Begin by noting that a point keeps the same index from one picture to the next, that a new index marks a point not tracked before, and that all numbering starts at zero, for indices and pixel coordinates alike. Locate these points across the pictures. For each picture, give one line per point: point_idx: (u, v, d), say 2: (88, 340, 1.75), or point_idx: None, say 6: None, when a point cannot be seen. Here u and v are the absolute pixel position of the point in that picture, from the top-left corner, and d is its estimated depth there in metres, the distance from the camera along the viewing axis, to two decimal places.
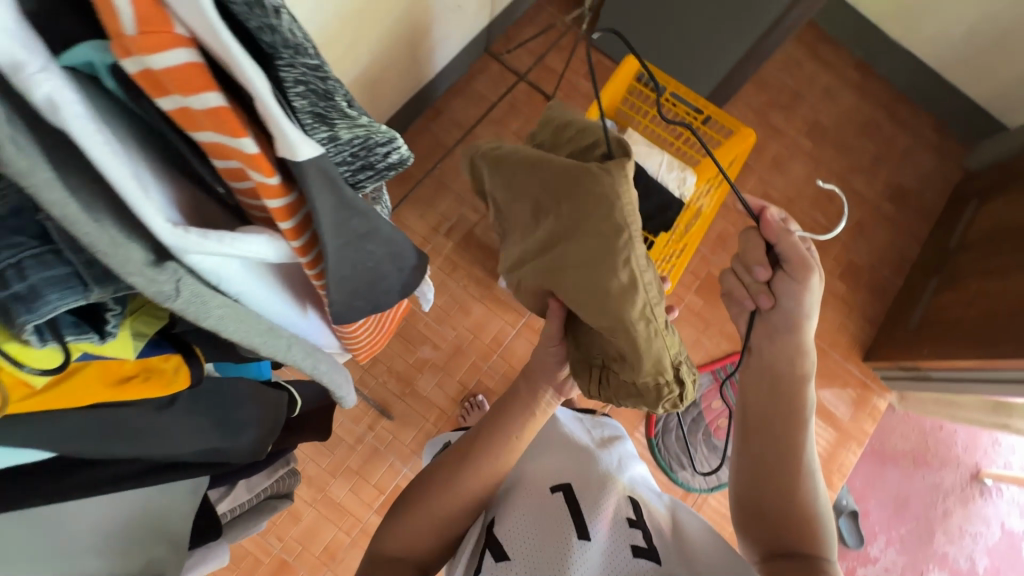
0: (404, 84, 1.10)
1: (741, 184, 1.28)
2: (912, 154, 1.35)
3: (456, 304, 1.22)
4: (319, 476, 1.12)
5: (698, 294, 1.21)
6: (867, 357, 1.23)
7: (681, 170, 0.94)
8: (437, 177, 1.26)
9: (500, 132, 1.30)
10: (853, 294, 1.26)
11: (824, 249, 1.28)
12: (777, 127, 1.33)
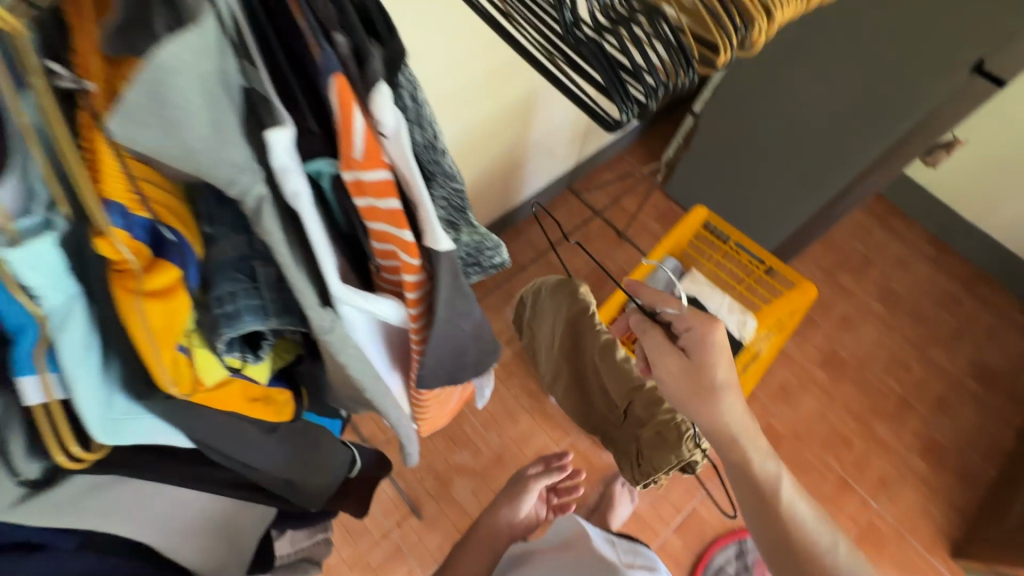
0: (495, 207, 1.25)
1: (807, 338, 1.28)
2: (997, 334, 1.30)
3: (503, 412, 1.25)
4: (336, 567, 1.09)
5: None
6: (956, 554, 1.08)
7: (742, 313, 0.97)
8: (508, 288, 1.36)
9: (572, 257, 1.41)
10: (935, 475, 1.16)
11: (899, 419, 1.21)
12: (846, 287, 1.34)
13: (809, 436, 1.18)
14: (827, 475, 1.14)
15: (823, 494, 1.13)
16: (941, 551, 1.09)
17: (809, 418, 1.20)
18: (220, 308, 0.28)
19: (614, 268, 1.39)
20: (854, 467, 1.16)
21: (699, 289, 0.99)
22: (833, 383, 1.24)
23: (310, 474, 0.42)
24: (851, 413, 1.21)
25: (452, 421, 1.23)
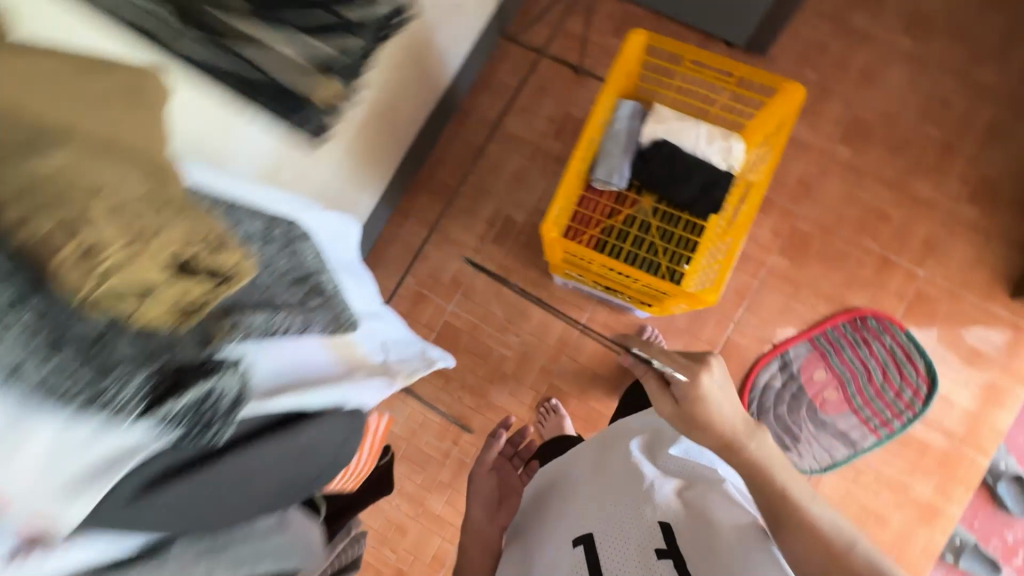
0: (423, 100, 1.38)
1: (812, 179, 1.43)
2: (972, 116, 1.41)
3: (513, 309, 1.51)
4: (418, 491, 1.48)
5: (784, 255, 1.42)
6: (1014, 297, 1.35)
7: (724, 140, 0.95)
8: (474, 185, 1.55)
9: (530, 119, 1.55)
10: (942, 268, 1.37)
11: (927, 193, 1.39)
12: (820, 106, 1.44)
13: (837, 226, 1.41)
14: (865, 261, 1.40)
15: (861, 281, 1.39)
16: (1000, 297, 1.36)
17: (833, 203, 1.42)
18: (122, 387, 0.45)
19: (555, 148, 1.53)
20: (890, 244, 1.39)
21: (667, 129, 0.96)
22: (844, 203, 1.41)
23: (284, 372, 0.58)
24: (873, 209, 1.41)
25: (469, 334, 1.51)
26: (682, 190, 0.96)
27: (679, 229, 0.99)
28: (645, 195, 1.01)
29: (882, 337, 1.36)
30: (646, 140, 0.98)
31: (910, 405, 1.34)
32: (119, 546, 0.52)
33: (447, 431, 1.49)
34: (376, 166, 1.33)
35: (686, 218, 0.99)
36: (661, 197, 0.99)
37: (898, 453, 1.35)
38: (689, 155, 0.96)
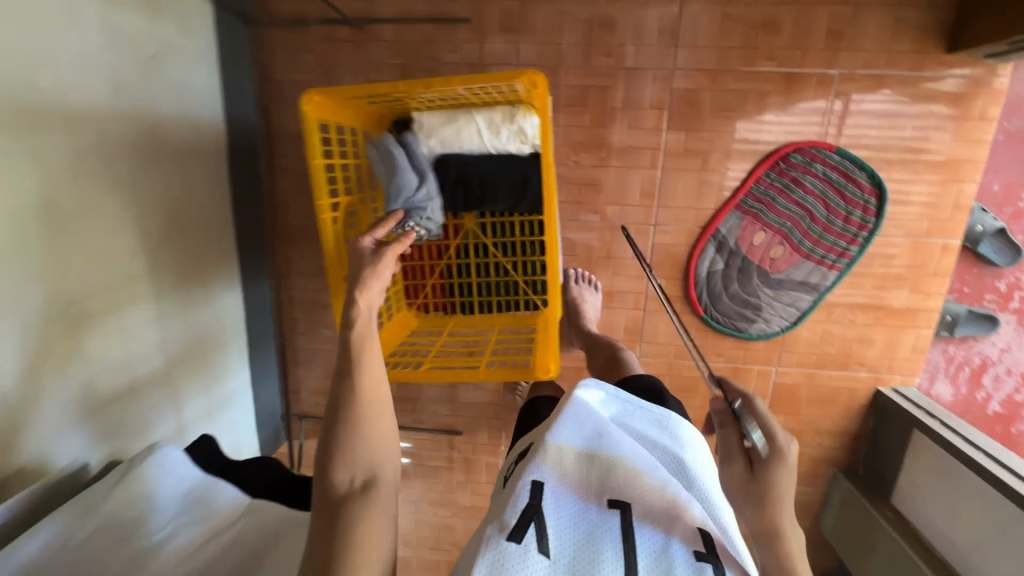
0: (207, 175, 1.16)
1: (675, 16, 1.13)
2: None
3: None
4: (445, 495, 1.58)
5: (677, 128, 1.20)
6: (952, 49, 1.10)
7: (510, 122, 0.74)
8: None
9: None
10: (861, 54, 1.12)
11: None
12: None
13: (724, 64, 1.15)
14: (766, 91, 1.16)
15: (772, 116, 1.17)
16: (937, 55, 1.11)
17: (710, 37, 1.14)
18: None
19: None
20: (792, 56, 1.13)
21: (442, 141, 0.76)
22: (722, 28, 1.13)
23: None
24: (760, 21, 1.12)
25: None
26: (493, 203, 0.78)
27: (517, 236, 0.84)
28: (466, 215, 0.84)
29: (812, 167, 1.18)
30: (427, 162, 0.78)
31: (862, 225, 1.21)
32: None
33: (440, 441, 1.53)
34: (207, 273, 1.18)
35: (519, 222, 0.83)
36: (480, 211, 0.82)
37: (865, 277, 1.26)
38: (482, 158, 0.77)
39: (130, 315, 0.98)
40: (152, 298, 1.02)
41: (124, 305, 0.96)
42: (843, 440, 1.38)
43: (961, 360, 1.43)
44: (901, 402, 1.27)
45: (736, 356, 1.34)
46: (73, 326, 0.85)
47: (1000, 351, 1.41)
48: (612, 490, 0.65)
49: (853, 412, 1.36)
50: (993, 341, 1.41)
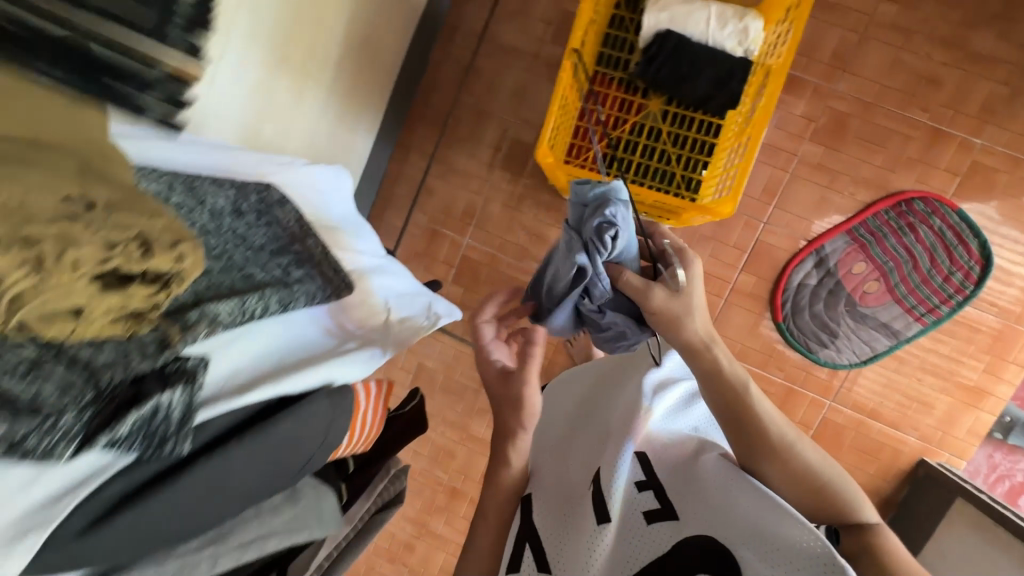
0: (399, 24, 1.26)
1: (850, 44, 1.25)
2: None
3: (529, 235, 1.47)
4: (460, 418, 1.56)
5: (816, 142, 1.29)
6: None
7: (739, 19, 0.82)
8: (472, 107, 1.45)
9: (524, 23, 1.40)
10: (1006, 133, 1.22)
11: (991, 44, 1.20)
12: None
13: (879, 100, 1.25)
14: (910, 136, 1.25)
15: (908, 160, 1.26)
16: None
17: (875, 73, 1.25)
18: (61, 423, 0.44)
19: (554, 51, 1.39)
20: (943, 113, 1.23)
21: (670, 17, 0.84)
22: (889, 68, 1.24)
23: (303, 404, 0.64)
24: (924, 74, 1.23)
25: (490, 266, 1.50)
26: (692, 88, 0.86)
27: (692, 131, 0.90)
28: (652, 99, 0.91)
29: (929, 219, 1.25)
30: (648, 34, 0.86)
31: (960, 289, 1.26)
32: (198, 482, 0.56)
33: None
34: (361, 106, 1.26)
35: (700, 119, 0.90)
36: (670, 97, 0.89)
37: (944, 340, 1.30)
38: (698, 44, 0.84)
39: (306, 89, 1.04)
40: (324, 90, 1.09)
41: (308, 79, 1.03)
42: (872, 500, 1.35)
43: (1004, 470, 1.40)
44: (947, 474, 1.26)
45: (797, 375, 1.36)
46: (275, 60, 0.92)
47: None
48: (633, 536, 0.71)
49: (890, 473, 1.34)
50: None
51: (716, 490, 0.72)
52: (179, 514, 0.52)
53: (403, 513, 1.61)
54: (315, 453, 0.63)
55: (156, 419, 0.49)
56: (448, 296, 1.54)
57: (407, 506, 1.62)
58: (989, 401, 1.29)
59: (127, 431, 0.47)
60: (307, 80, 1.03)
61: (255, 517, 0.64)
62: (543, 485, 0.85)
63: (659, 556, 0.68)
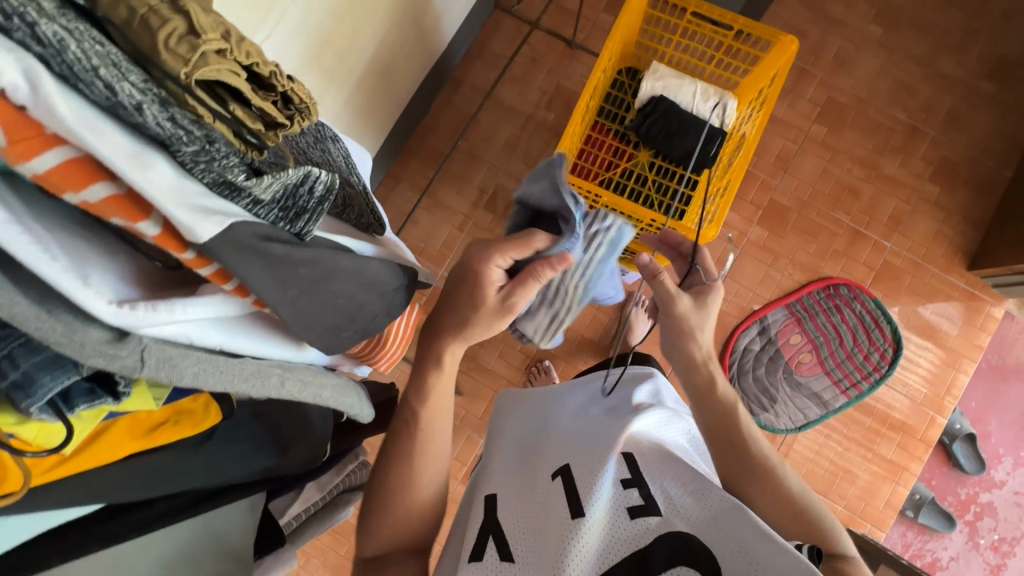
0: (417, 65, 1.39)
1: (791, 152, 1.51)
2: (935, 101, 1.51)
3: None
4: None
5: (762, 227, 1.49)
6: (971, 269, 1.45)
7: (719, 97, 0.99)
8: (466, 151, 1.57)
9: (523, 88, 1.58)
10: (909, 240, 1.47)
11: (895, 169, 1.49)
12: (796, 88, 1.53)
13: (813, 200, 1.49)
14: (837, 232, 1.48)
15: (835, 252, 1.48)
16: (959, 269, 1.47)
17: (809, 178, 1.50)
18: (223, 158, 0.38)
19: (547, 116, 1.57)
20: (862, 218, 1.48)
21: (665, 85, 1.00)
22: (820, 175, 1.50)
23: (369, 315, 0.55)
24: (846, 184, 1.49)
25: None
26: (677, 144, 0.99)
27: (673, 182, 1.03)
28: (642, 151, 1.05)
29: (852, 303, 1.45)
30: (645, 97, 1.01)
31: (877, 367, 1.43)
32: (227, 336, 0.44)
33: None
34: (370, 126, 1.33)
35: (681, 173, 1.02)
36: (657, 151, 1.03)
37: (865, 414, 1.44)
38: (686, 111, 0.99)
39: (328, 92, 1.09)
40: (343, 99, 1.15)
41: (332, 83, 1.08)
42: None
43: (916, 549, 1.49)
44: (872, 544, 1.33)
45: None
46: (314, 52, 0.98)
47: (949, 557, 1.49)
48: (619, 538, 0.62)
49: None
50: (947, 543, 1.50)
51: (703, 491, 0.65)
52: (292, 305, 0.44)
53: (322, 560, 1.44)
54: (380, 315, 0.56)
55: (296, 189, 0.44)
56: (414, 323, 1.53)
57: (328, 554, 1.45)
58: (904, 475, 1.42)
59: (268, 199, 0.42)
60: (332, 85, 1.08)
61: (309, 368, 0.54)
62: (510, 483, 0.77)
63: (636, 549, 0.61)
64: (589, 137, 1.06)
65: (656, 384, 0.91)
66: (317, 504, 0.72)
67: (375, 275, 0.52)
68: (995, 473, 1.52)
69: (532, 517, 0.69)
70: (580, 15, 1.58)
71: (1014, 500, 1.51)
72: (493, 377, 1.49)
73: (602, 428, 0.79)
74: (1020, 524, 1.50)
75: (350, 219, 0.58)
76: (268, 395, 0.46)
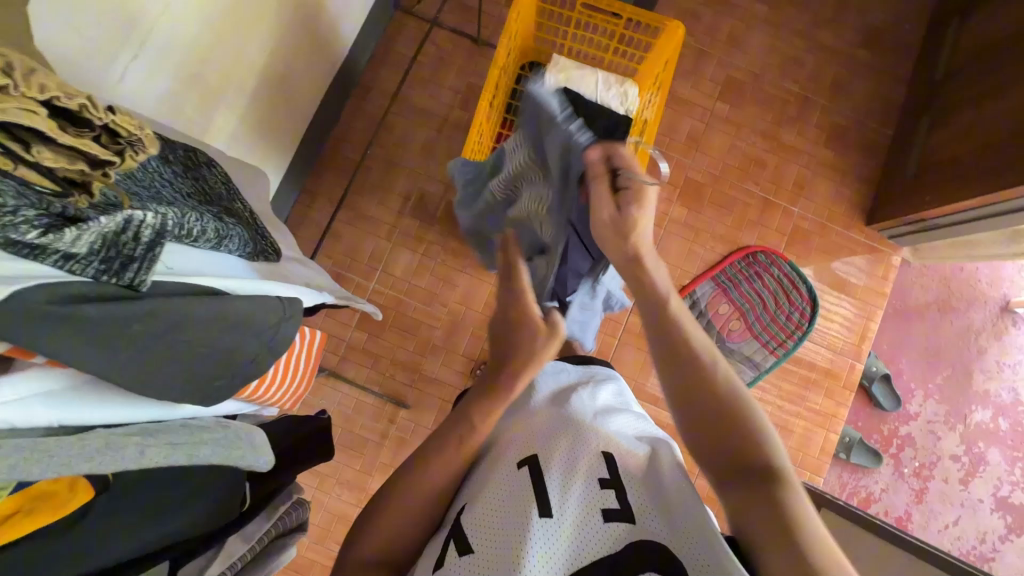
0: (317, 74, 1.33)
1: (699, 128, 1.57)
2: (820, 71, 1.62)
3: (437, 279, 1.49)
4: (356, 478, 1.41)
5: (681, 204, 1.55)
6: (869, 224, 1.57)
7: (620, 85, 1.01)
8: (383, 157, 1.52)
9: (433, 89, 1.55)
10: (814, 202, 1.58)
11: (793, 137, 1.59)
12: (698, 66, 1.59)
13: (724, 173, 1.56)
14: (750, 202, 1.56)
15: (750, 220, 1.56)
16: (858, 225, 1.59)
17: (718, 152, 1.57)
18: (11, 216, 0.38)
19: (462, 113, 1.54)
20: (769, 187, 1.57)
21: (567, 77, 1.00)
22: (729, 148, 1.57)
23: (248, 362, 0.56)
24: (752, 155, 1.57)
25: (395, 310, 1.48)
26: None
27: None
28: None
29: (771, 267, 1.53)
30: (549, 90, 1.01)
31: (798, 325, 1.53)
32: (52, 412, 0.43)
33: (382, 410, 1.44)
34: (274, 141, 1.26)
35: None
36: None
37: (793, 370, 1.53)
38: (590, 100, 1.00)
39: (218, 111, 1.02)
40: (237, 116, 1.08)
41: (221, 101, 1.01)
42: None
43: (851, 487, 1.61)
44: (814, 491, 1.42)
45: None
46: (193, 69, 0.91)
47: (881, 490, 1.62)
48: (580, 534, 0.62)
49: None
50: (877, 477, 1.63)
51: (682, 498, 0.66)
52: (126, 369, 0.44)
53: None
54: (261, 355, 0.57)
55: (118, 238, 0.45)
56: (350, 341, 1.47)
57: None
58: (835, 421, 1.52)
59: (84, 252, 0.43)
60: (222, 102, 1.02)
61: (185, 425, 0.53)
62: (475, 483, 0.73)
63: (605, 553, 0.61)
64: (501, 134, 1.05)
65: (619, 386, 0.92)
66: (244, 558, 0.63)
67: (247, 313, 0.53)
68: (910, 406, 1.66)
69: (500, 509, 0.66)
70: (482, 12, 1.57)
71: (927, 428, 1.66)
72: (438, 383, 1.45)
73: (582, 420, 0.77)
74: (935, 449, 1.65)
75: (235, 250, 0.59)
76: (126, 467, 0.42)
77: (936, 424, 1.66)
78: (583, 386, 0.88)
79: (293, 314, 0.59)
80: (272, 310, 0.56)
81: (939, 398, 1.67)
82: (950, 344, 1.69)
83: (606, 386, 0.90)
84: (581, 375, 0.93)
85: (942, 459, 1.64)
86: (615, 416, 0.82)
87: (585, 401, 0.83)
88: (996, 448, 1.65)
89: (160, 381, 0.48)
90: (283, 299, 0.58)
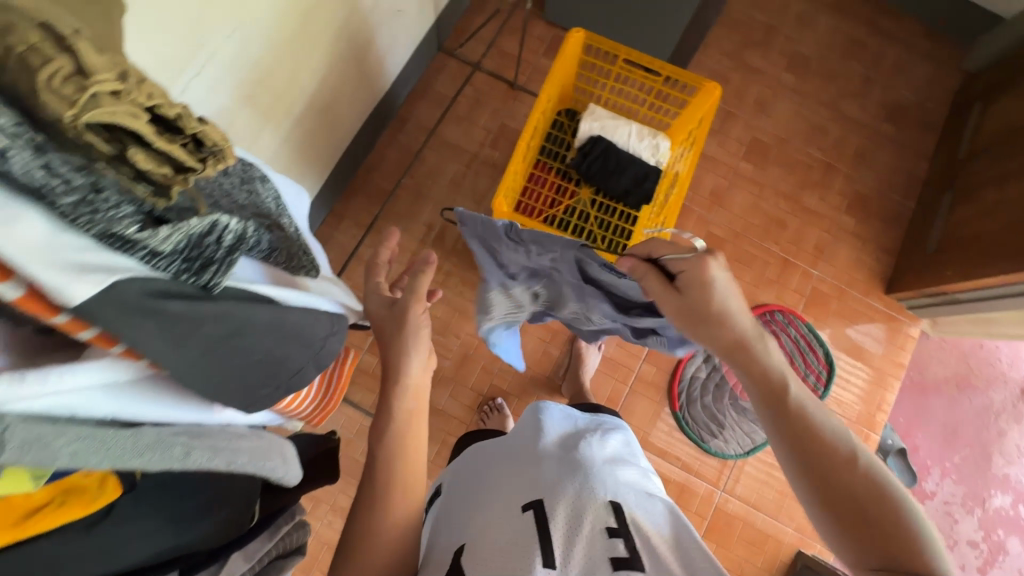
0: (360, 105, 1.39)
1: (722, 185, 1.60)
2: (843, 141, 1.66)
3: (452, 309, 1.49)
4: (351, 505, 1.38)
5: None
6: (889, 292, 1.57)
7: (653, 138, 1.04)
8: (412, 188, 1.56)
9: (468, 127, 1.60)
10: (833, 265, 1.58)
11: (814, 201, 1.61)
12: (725, 127, 1.64)
13: (745, 231, 1.58)
14: (769, 260, 1.57)
15: (768, 279, 1.56)
16: (877, 293, 1.58)
17: (740, 210, 1.59)
18: (114, 211, 0.38)
19: (493, 152, 1.59)
20: (789, 248, 1.58)
21: (602, 126, 1.03)
22: (750, 207, 1.59)
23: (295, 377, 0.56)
24: (772, 216, 1.59)
25: None
26: (617, 180, 1.03)
27: (615, 217, 1.06)
28: (584, 188, 1.07)
29: (789, 327, 1.52)
30: (584, 137, 1.04)
31: (814, 389, 1.50)
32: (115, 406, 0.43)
33: None
34: (312, 163, 1.30)
35: (621, 208, 1.05)
36: (598, 188, 1.06)
37: None
38: (623, 149, 1.03)
39: (264, 129, 1.06)
40: (281, 137, 1.12)
41: (269, 121, 1.06)
42: None
43: None
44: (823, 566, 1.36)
45: (692, 464, 1.45)
46: (247, 88, 0.95)
47: None
48: None
49: (775, 566, 1.40)
50: None
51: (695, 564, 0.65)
52: (190, 368, 0.44)
53: None
54: (306, 367, 0.57)
55: (201, 240, 0.45)
56: (360, 364, 1.46)
57: None
58: None
59: (168, 251, 0.42)
60: (269, 122, 1.06)
61: (224, 432, 0.53)
62: (478, 529, 0.70)
63: None
64: (533, 175, 1.08)
65: (626, 436, 0.94)
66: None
67: (299, 328, 0.53)
68: (926, 483, 1.60)
69: (504, 550, 0.63)
70: (521, 60, 1.64)
71: (944, 509, 1.59)
72: (443, 415, 1.43)
73: (591, 471, 0.76)
74: (952, 532, 1.58)
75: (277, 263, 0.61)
76: (169, 467, 0.44)
77: (953, 505, 1.59)
78: (591, 435, 0.88)
79: (339, 330, 0.61)
80: (323, 329, 0.57)
81: (958, 478, 1.61)
82: (970, 422, 1.64)
83: (614, 437, 0.90)
84: (590, 422, 0.95)
85: (960, 544, 1.57)
86: (621, 467, 0.82)
87: (593, 450, 0.83)
88: (1017, 537, 1.57)
89: (216, 387, 0.48)
90: (332, 316, 0.59)
